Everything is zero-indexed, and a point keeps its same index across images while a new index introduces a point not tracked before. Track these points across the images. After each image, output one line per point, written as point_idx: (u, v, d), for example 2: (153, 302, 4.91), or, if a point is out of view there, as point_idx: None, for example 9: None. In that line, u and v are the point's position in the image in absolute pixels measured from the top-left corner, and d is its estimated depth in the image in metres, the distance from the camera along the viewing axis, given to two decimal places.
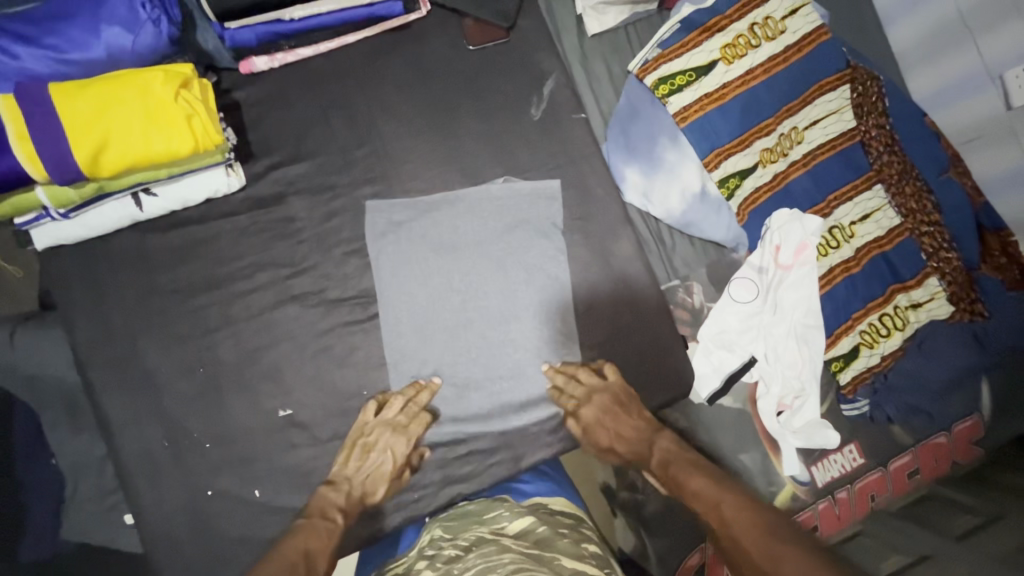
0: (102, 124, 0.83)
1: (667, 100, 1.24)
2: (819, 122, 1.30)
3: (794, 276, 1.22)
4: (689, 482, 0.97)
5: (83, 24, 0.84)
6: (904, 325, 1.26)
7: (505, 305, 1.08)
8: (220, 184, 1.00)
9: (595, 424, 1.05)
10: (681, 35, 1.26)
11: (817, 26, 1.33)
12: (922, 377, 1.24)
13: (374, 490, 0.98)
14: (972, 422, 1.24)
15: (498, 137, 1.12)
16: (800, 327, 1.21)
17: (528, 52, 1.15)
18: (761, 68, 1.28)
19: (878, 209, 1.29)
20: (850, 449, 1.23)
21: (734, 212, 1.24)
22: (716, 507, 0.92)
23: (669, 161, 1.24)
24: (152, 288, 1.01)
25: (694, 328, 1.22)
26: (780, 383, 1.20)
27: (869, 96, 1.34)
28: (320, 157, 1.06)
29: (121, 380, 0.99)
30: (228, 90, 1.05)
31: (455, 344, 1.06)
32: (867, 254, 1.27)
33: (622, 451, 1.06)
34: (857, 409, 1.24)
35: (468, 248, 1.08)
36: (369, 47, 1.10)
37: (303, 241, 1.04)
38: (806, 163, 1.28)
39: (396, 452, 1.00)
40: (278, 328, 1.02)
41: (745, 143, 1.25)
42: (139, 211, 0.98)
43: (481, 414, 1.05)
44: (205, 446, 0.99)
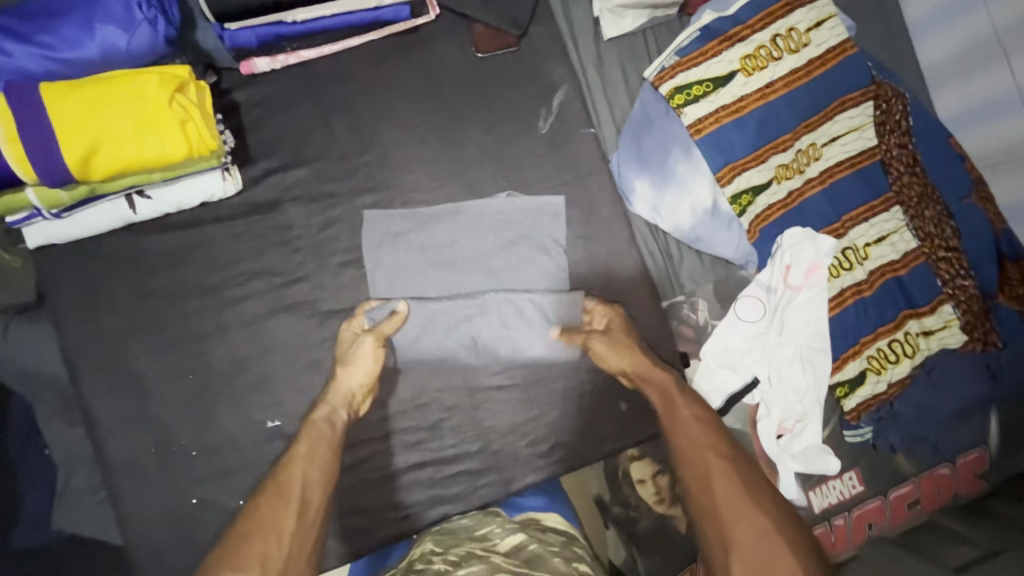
0: (95, 128, 0.81)
1: (682, 110, 1.19)
2: (839, 140, 1.25)
3: (804, 297, 1.18)
4: (680, 410, 0.98)
5: (78, 22, 0.81)
6: (914, 351, 1.21)
7: (503, 304, 1.05)
8: (216, 190, 0.97)
9: (613, 326, 1.06)
10: (701, 43, 1.21)
11: (843, 39, 1.27)
12: (930, 408, 1.20)
13: (337, 380, 0.97)
14: (977, 454, 1.21)
15: (503, 148, 1.08)
16: (806, 349, 1.17)
17: (539, 61, 1.11)
18: (782, 82, 1.23)
19: (895, 232, 1.24)
20: (850, 476, 1.19)
21: (745, 228, 1.20)
22: (695, 427, 0.96)
23: (681, 174, 1.19)
24: (144, 293, 1.00)
25: (696, 345, 1.20)
26: (782, 406, 1.17)
27: (892, 114, 1.29)
28: (319, 163, 1.04)
29: (109, 384, 0.98)
30: (228, 91, 1.02)
31: (436, 312, 1.03)
32: (880, 278, 1.22)
33: (628, 361, 1.03)
34: (859, 436, 1.20)
35: (469, 258, 1.05)
36: (374, 51, 1.06)
37: (299, 249, 1.02)
38: (822, 181, 1.23)
39: (343, 339, 1.00)
40: (270, 338, 1.01)
41: (760, 159, 1.20)
42: (132, 214, 0.96)
43: (473, 431, 1.03)
44: (191, 455, 0.98)
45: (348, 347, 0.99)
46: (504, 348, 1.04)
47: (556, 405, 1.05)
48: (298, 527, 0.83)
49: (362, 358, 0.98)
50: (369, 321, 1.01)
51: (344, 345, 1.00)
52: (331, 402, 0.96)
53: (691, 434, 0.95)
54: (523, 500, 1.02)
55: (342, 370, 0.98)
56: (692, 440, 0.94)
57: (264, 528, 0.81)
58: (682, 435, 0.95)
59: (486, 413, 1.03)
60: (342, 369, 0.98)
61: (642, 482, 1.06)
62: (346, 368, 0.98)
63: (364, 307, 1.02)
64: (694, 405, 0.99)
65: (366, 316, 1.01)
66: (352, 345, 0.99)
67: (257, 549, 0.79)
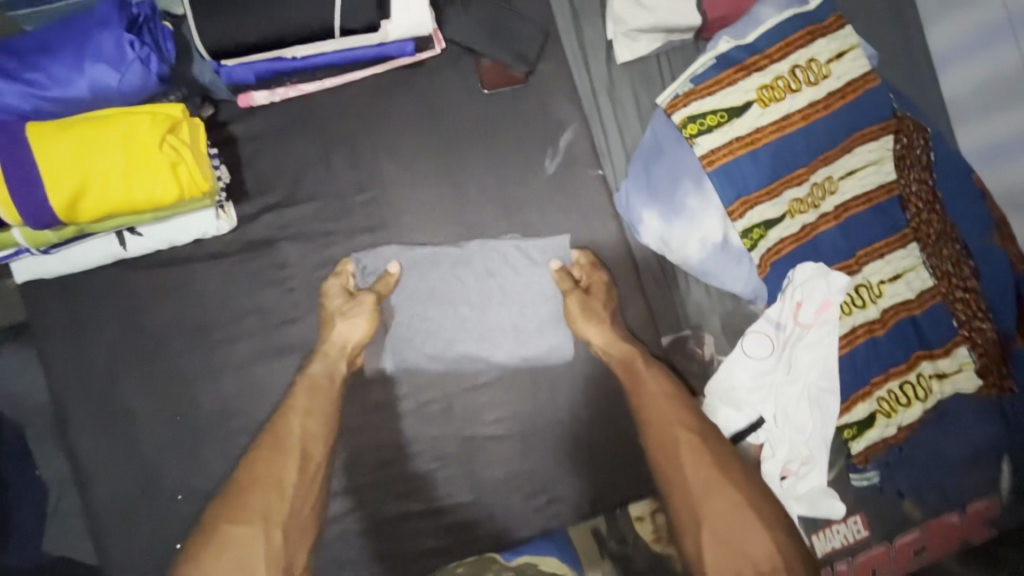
0: (83, 170, 0.78)
1: (695, 140, 1.12)
2: (856, 173, 1.18)
3: (814, 335, 1.11)
4: (646, 385, 1.02)
5: (68, 61, 0.78)
6: (926, 395, 1.15)
7: (488, 253, 1.04)
8: (208, 228, 0.95)
9: (597, 290, 1.05)
10: (716, 71, 1.14)
11: (864, 72, 1.20)
12: (937, 452, 1.15)
13: (333, 329, 0.98)
14: (987, 503, 1.16)
15: (507, 188, 1.05)
16: (814, 389, 1.11)
17: (546, 98, 1.07)
18: (800, 114, 1.16)
19: (911, 270, 1.18)
20: (855, 520, 1.13)
21: (755, 263, 1.12)
22: (663, 403, 1.01)
23: (691, 208, 1.11)
24: (133, 331, 0.97)
25: (701, 381, 1.14)
26: (787, 447, 1.10)
27: (913, 149, 1.22)
28: (318, 201, 1.01)
29: (95, 424, 0.95)
30: (225, 123, 0.99)
31: (422, 258, 1.02)
32: (893, 317, 1.16)
33: (602, 327, 1.04)
34: (866, 479, 1.14)
35: (466, 288, 1.02)
36: (376, 84, 1.02)
37: (294, 289, 0.99)
38: (837, 216, 1.16)
39: (328, 296, 0.99)
40: (261, 380, 0.98)
41: (774, 193, 1.13)
42: (123, 251, 0.93)
43: (466, 480, 1.00)
44: (178, 498, 0.95)
45: (338, 303, 0.99)
46: (498, 393, 1.02)
47: (552, 453, 1.02)
48: (300, 478, 0.93)
49: (350, 310, 0.98)
50: (358, 282, 1.00)
51: (330, 302, 0.99)
52: (330, 354, 0.98)
53: (659, 409, 1.01)
54: (522, 546, 0.99)
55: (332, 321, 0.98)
56: (664, 419, 1.00)
57: (266, 482, 0.92)
58: (653, 411, 1.01)
59: (481, 462, 1.00)
60: (333, 322, 0.98)
61: (640, 519, 1.01)
62: (342, 314, 0.98)
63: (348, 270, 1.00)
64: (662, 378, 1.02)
65: (354, 275, 1.00)
66: (340, 299, 0.99)
67: (259, 504, 0.90)
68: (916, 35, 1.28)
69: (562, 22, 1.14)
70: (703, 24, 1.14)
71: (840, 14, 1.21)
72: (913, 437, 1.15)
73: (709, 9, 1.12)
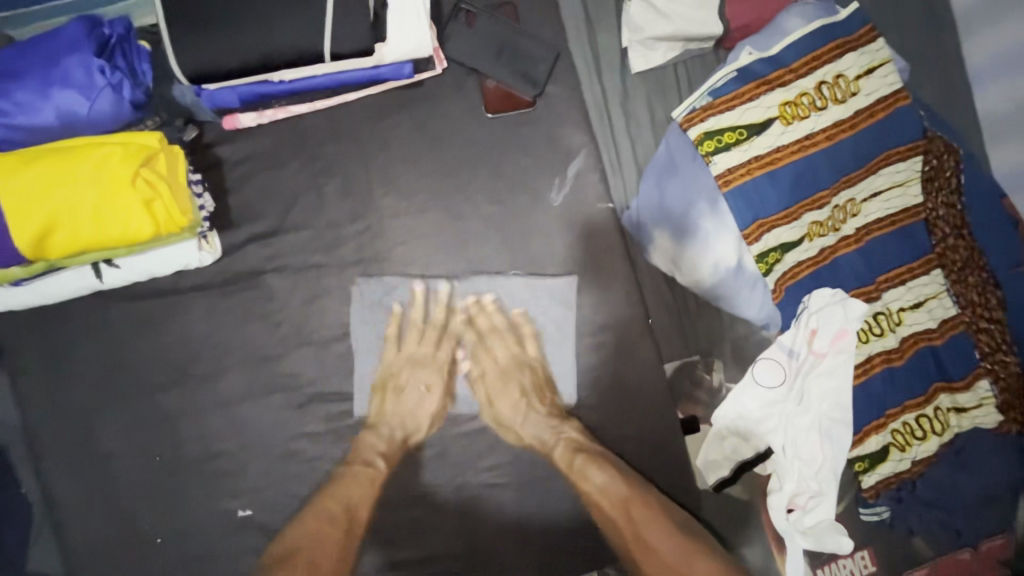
0: (49, 206, 0.73)
1: (711, 158, 1.04)
2: (880, 195, 1.08)
3: (828, 364, 1.02)
4: (588, 476, 0.95)
5: (31, 86, 0.72)
6: (943, 428, 1.05)
7: (492, 290, 0.97)
8: (190, 260, 0.89)
9: (501, 394, 0.96)
10: (735, 85, 1.05)
11: (896, 89, 1.09)
12: (954, 490, 1.04)
13: (406, 406, 0.94)
14: (1002, 540, 1.04)
15: (509, 219, 0.98)
16: (826, 421, 1.02)
17: (555, 123, 1.00)
18: (824, 134, 1.06)
19: (934, 297, 1.08)
20: (862, 556, 1.06)
21: (769, 288, 1.05)
22: (605, 497, 0.94)
23: (705, 230, 1.04)
24: (112, 366, 0.92)
25: (707, 410, 1.07)
26: (795, 480, 1.01)
27: (943, 171, 1.10)
28: (307, 231, 0.95)
29: (72, 463, 0.91)
30: (210, 145, 0.93)
31: (462, 310, 0.97)
32: (912, 347, 1.06)
33: (520, 421, 0.96)
34: (876, 515, 1.06)
35: (464, 317, 0.97)
36: (374, 105, 0.96)
37: (280, 324, 0.94)
38: (859, 239, 1.07)
39: (414, 348, 0.95)
40: (243, 420, 0.93)
41: (794, 215, 1.05)
42: (99, 282, 0.87)
43: (460, 531, 0.93)
44: (156, 542, 0.91)
45: (430, 374, 0.96)
46: (494, 440, 0.95)
47: (550, 505, 0.95)
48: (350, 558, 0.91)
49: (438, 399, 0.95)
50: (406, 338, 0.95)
51: (423, 371, 0.95)
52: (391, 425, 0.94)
53: (603, 499, 0.95)
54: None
55: (412, 390, 0.94)
56: (610, 506, 0.94)
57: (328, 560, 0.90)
58: (602, 504, 0.95)
59: (476, 512, 0.94)
60: (416, 394, 0.95)
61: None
62: (429, 390, 0.95)
63: (416, 302, 0.95)
64: (603, 468, 0.95)
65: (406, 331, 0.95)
66: (435, 381, 0.96)
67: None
68: (954, 47, 1.15)
69: (575, 35, 1.06)
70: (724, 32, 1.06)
71: (872, 25, 1.10)
72: (931, 473, 1.05)
73: (731, 17, 1.06)
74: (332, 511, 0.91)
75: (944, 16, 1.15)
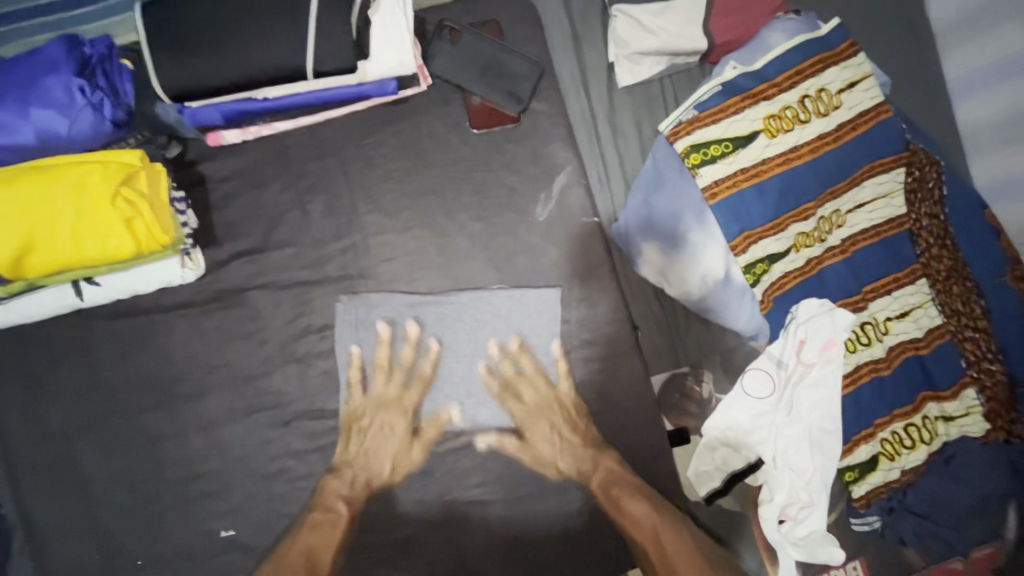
0: (29, 226, 0.72)
1: (698, 171, 1.05)
2: (865, 206, 1.10)
3: (817, 375, 1.04)
4: (628, 507, 0.94)
5: (9, 105, 0.71)
6: (931, 437, 1.05)
7: (478, 302, 0.97)
8: (173, 277, 0.88)
9: (535, 431, 0.95)
10: (720, 99, 1.07)
11: (878, 102, 1.11)
12: (945, 500, 1.04)
13: (377, 457, 0.92)
14: (989, 550, 1.03)
15: (494, 235, 0.98)
16: (816, 431, 1.03)
17: (541, 139, 1.00)
18: (808, 147, 1.07)
19: (919, 306, 1.08)
20: (854, 566, 1.05)
21: (758, 299, 1.06)
22: (639, 529, 0.93)
23: (692, 242, 1.05)
24: (94, 387, 0.91)
25: (699, 420, 1.07)
26: (786, 491, 1.02)
27: (926, 182, 1.11)
28: (292, 247, 0.94)
29: (53, 485, 0.90)
30: (194, 162, 0.93)
31: (452, 313, 0.96)
32: (899, 356, 1.07)
33: (568, 450, 0.95)
34: (867, 525, 1.05)
35: (451, 331, 0.96)
36: (359, 122, 0.96)
37: (264, 342, 0.93)
38: (845, 249, 1.08)
39: (380, 389, 0.94)
40: (228, 440, 0.92)
41: (779, 227, 1.06)
42: (80, 300, 0.86)
43: (446, 550, 0.92)
44: (138, 563, 0.89)
45: (395, 418, 0.94)
46: (482, 457, 0.95)
47: (539, 523, 0.94)
48: None
49: (402, 445, 0.93)
50: (394, 359, 0.95)
51: (386, 415, 0.94)
52: (353, 466, 0.92)
53: (636, 529, 0.93)
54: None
55: (377, 434, 0.93)
56: (643, 537, 0.93)
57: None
58: (636, 534, 0.94)
59: (463, 533, 0.93)
60: (381, 439, 0.93)
61: None
62: (392, 434, 0.93)
63: (392, 343, 0.95)
64: (638, 499, 0.93)
65: (389, 363, 0.94)
66: (401, 423, 0.94)
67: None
68: (934, 62, 1.17)
69: (561, 52, 1.08)
70: (710, 48, 1.07)
71: (854, 40, 1.12)
72: (920, 483, 1.05)
73: (717, 32, 1.06)
74: (293, 563, 0.88)
75: (923, 32, 1.17)
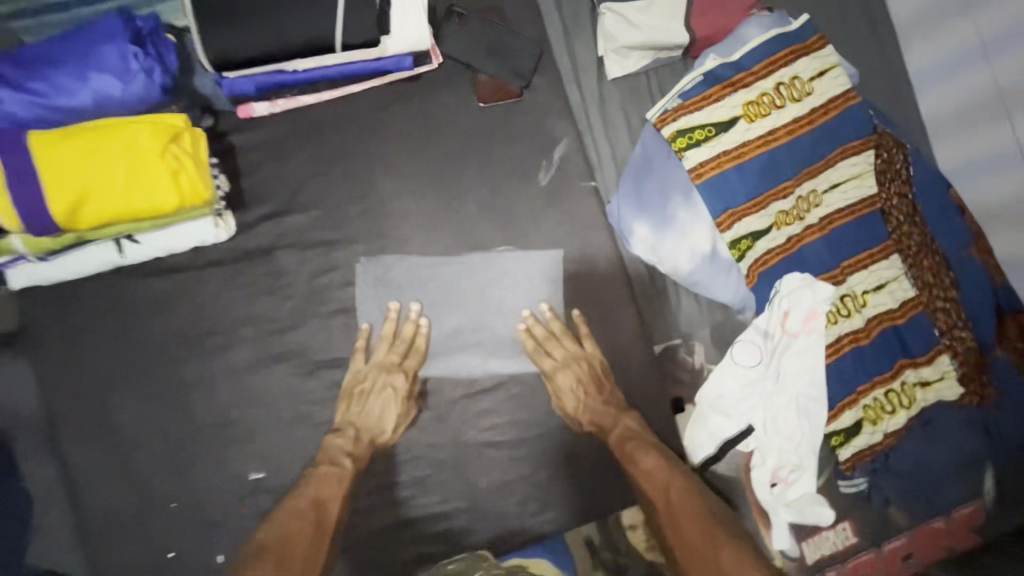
0: (83, 178, 0.79)
1: (683, 153, 1.15)
2: (840, 186, 1.19)
3: (801, 344, 1.12)
4: (641, 460, 1.00)
5: (70, 70, 0.80)
6: (910, 402, 1.14)
7: (488, 263, 1.06)
8: (207, 236, 0.96)
9: (564, 380, 1.03)
10: (704, 87, 1.17)
11: (846, 89, 1.22)
12: (924, 455, 1.13)
13: (379, 414, 0.98)
14: (972, 509, 1.13)
15: (500, 199, 1.07)
16: (803, 399, 1.11)
17: (541, 113, 1.11)
18: (784, 130, 1.18)
19: (894, 280, 1.18)
20: (843, 527, 1.12)
21: (743, 273, 1.14)
22: (650, 482, 0.99)
23: (681, 220, 1.14)
24: (130, 339, 0.97)
25: (692, 391, 1.13)
26: (777, 455, 1.10)
27: (893, 164, 1.23)
28: (315, 211, 1.02)
29: (91, 431, 0.96)
30: (225, 134, 1.01)
31: (466, 272, 1.05)
32: (877, 326, 1.16)
33: (590, 411, 1.03)
34: (854, 487, 1.12)
35: (460, 296, 1.04)
36: (376, 100, 1.06)
37: (290, 297, 1.00)
38: (823, 227, 1.18)
39: (382, 356, 1.00)
40: (257, 389, 0.98)
41: (762, 204, 1.15)
42: (120, 257, 0.94)
43: (462, 488, 1.00)
44: (170, 506, 0.95)
45: (394, 379, 0.99)
46: (494, 402, 1.02)
47: (546, 462, 1.03)
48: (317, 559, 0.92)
49: (401, 408, 0.99)
50: (399, 325, 1.01)
51: (388, 377, 0.99)
52: (356, 425, 0.98)
53: (647, 481, 1.00)
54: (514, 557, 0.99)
55: (379, 394, 0.98)
56: (653, 489, 0.99)
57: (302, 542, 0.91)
58: (646, 487, 1.00)
59: (476, 470, 1.01)
60: (382, 398, 0.99)
61: (632, 527, 1.01)
62: (392, 396, 0.99)
63: (394, 325, 1.01)
64: (651, 454, 1.00)
65: (396, 332, 1.01)
66: (402, 386, 0.99)
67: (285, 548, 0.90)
68: (897, 48, 1.29)
69: (555, 33, 1.17)
70: (691, 42, 1.17)
71: (822, 35, 1.24)
72: (901, 445, 1.14)
73: (697, 27, 1.17)
74: (302, 510, 0.93)
75: (886, 24, 1.29)
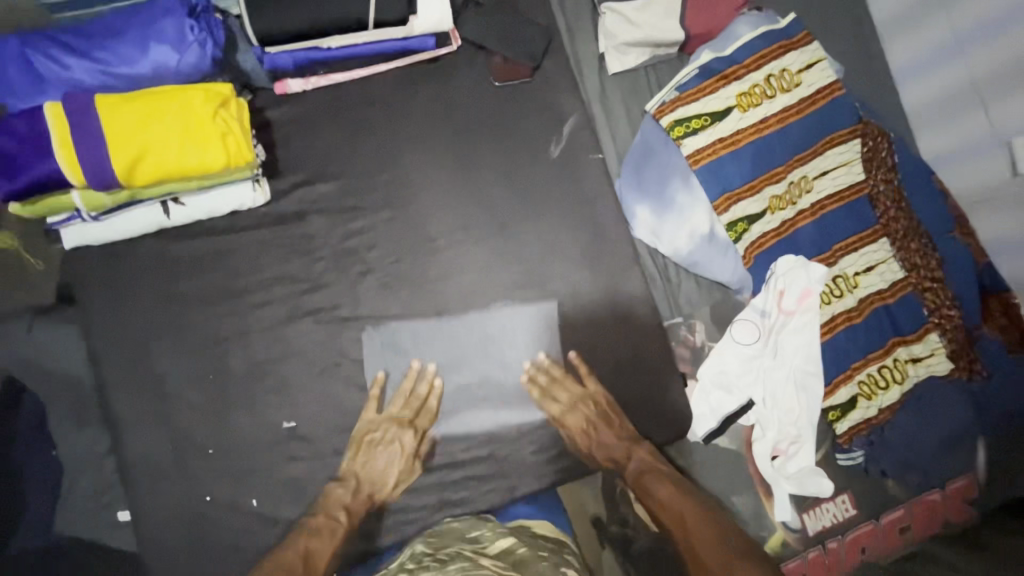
0: (141, 137, 0.88)
1: (681, 141, 1.23)
2: (828, 173, 1.28)
3: (796, 321, 1.20)
4: (655, 489, 1.03)
5: (133, 41, 0.90)
6: (903, 378, 1.21)
7: (502, 237, 1.13)
8: (245, 200, 1.05)
9: (574, 423, 1.08)
10: (699, 80, 1.26)
11: (829, 81, 1.31)
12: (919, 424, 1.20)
13: (381, 471, 1.01)
14: (966, 481, 1.19)
15: (514, 171, 1.16)
16: (800, 373, 1.18)
17: (551, 93, 1.20)
18: (775, 119, 1.27)
19: (883, 262, 1.26)
20: (843, 499, 1.18)
21: (740, 254, 1.22)
22: (666, 509, 1.02)
23: (681, 203, 1.23)
24: (170, 294, 1.04)
25: (694, 366, 1.20)
26: (776, 428, 1.17)
27: (879, 152, 1.31)
28: (345, 179, 1.11)
29: (132, 381, 1.01)
30: (262, 109, 1.10)
31: (484, 242, 1.13)
32: (869, 306, 1.23)
33: (594, 444, 1.07)
34: (851, 459, 1.19)
35: (468, 355, 1.08)
36: (399, 80, 1.15)
37: (320, 258, 1.08)
38: (814, 212, 1.26)
39: (394, 411, 1.04)
40: (289, 342, 1.05)
41: (756, 189, 1.23)
42: (166, 218, 1.02)
43: (481, 439, 1.06)
44: (207, 452, 1.01)
45: (402, 435, 1.03)
46: (511, 360, 1.09)
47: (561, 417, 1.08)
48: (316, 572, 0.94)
49: (406, 463, 1.03)
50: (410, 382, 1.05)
51: (399, 432, 1.03)
52: (357, 480, 1.01)
53: (663, 511, 1.02)
54: (514, 508, 1.04)
55: (386, 448, 1.02)
56: (667, 516, 1.01)
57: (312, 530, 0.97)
58: (663, 515, 1.02)
59: (495, 422, 1.07)
60: (389, 453, 1.02)
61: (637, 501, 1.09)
62: (399, 451, 1.02)
63: (407, 383, 1.05)
64: (664, 483, 1.03)
65: (410, 390, 1.05)
66: (409, 443, 1.03)
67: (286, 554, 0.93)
68: (878, 42, 1.38)
69: (563, 25, 1.28)
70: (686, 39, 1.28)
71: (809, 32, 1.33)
72: (895, 420, 1.20)
73: (691, 25, 1.27)
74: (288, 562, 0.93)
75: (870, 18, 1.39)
